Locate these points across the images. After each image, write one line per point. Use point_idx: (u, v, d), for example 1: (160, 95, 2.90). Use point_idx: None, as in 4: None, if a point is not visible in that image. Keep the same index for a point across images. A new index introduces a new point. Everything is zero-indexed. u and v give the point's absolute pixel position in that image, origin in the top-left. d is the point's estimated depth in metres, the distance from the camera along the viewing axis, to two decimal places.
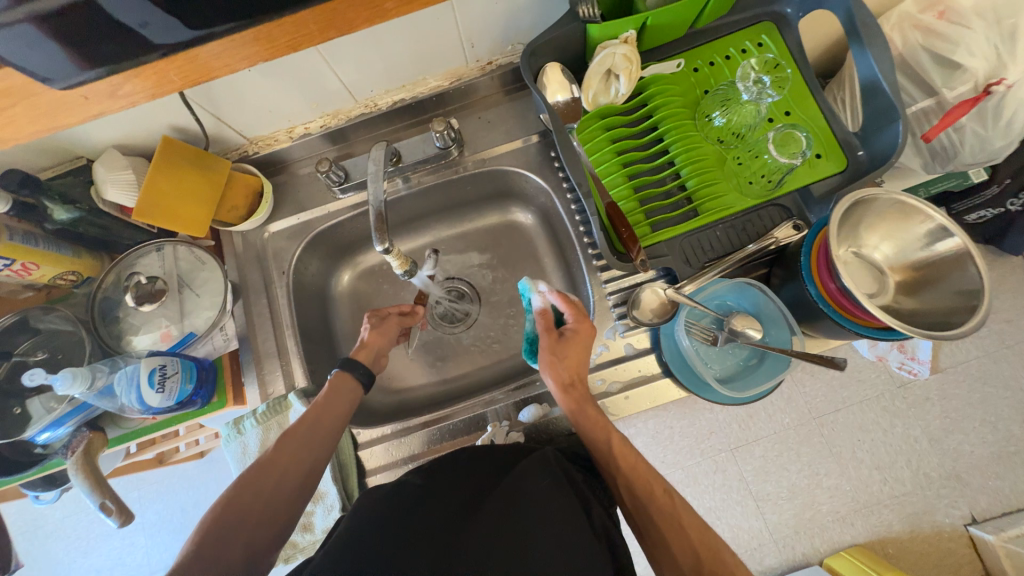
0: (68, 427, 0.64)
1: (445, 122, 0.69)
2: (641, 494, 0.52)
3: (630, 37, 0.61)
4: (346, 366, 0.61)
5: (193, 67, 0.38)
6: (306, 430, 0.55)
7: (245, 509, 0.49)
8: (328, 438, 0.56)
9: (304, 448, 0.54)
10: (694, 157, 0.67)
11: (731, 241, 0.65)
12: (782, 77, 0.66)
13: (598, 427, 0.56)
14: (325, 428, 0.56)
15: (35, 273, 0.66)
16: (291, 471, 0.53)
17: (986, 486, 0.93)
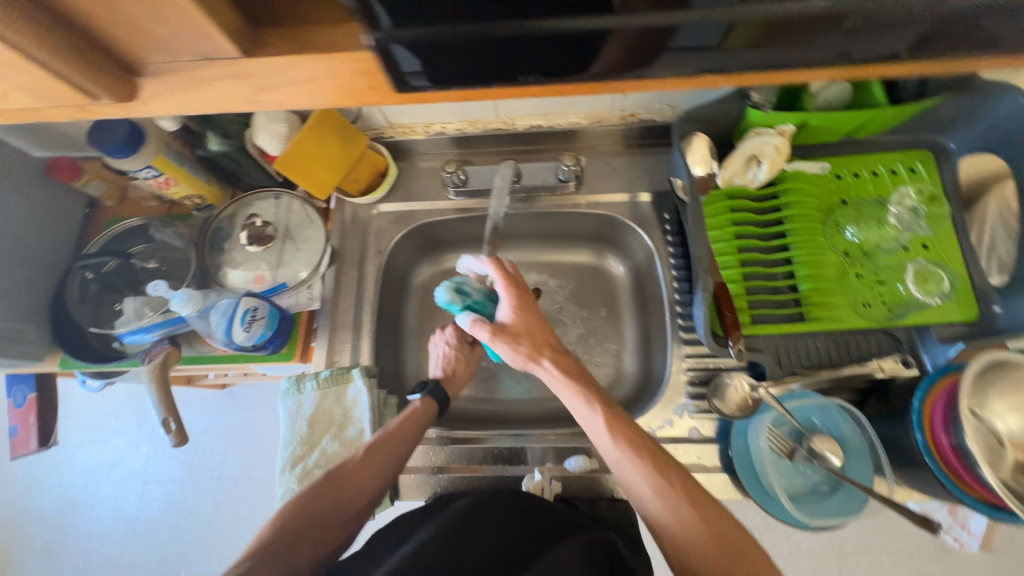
0: (153, 335, 0.68)
1: (575, 158, 0.73)
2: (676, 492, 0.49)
3: (787, 131, 0.61)
4: (430, 391, 0.65)
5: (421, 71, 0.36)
6: (383, 449, 0.59)
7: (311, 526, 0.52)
8: (401, 455, 0.60)
9: (380, 463, 0.58)
10: (816, 262, 0.65)
11: (829, 356, 0.63)
12: (937, 213, 0.64)
13: (625, 427, 0.54)
14: (399, 450, 0.60)
15: (172, 189, 0.72)
16: (362, 490, 0.56)
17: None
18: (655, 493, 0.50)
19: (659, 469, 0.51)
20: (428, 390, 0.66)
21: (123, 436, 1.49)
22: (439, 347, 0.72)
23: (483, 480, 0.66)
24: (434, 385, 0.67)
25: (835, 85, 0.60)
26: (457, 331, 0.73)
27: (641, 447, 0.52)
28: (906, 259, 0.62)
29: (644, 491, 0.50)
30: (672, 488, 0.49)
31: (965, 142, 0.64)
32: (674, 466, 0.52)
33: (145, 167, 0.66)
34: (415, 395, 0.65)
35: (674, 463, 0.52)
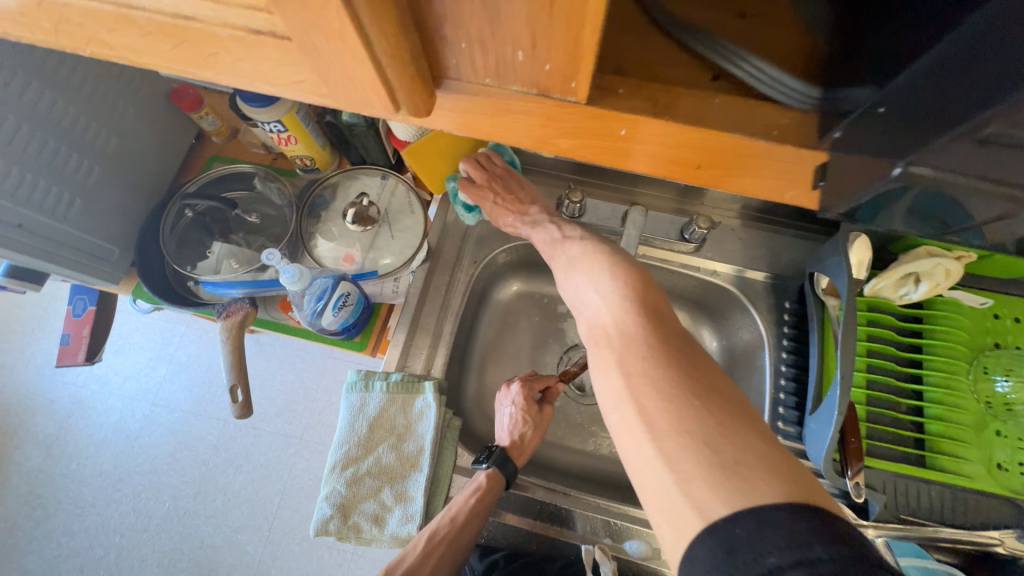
0: (236, 292, 0.65)
1: (710, 222, 0.67)
2: (652, 328, 0.46)
3: (965, 258, 0.56)
4: (498, 464, 0.59)
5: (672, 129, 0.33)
6: (448, 546, 0.55)
7: None
8: (467, 545, 0.57)
9: (445, 558, 0.56)
10: (952, 404, 0.58)
11: (943, 512, 0.56)
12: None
13: (632, 287, 0.50)
14: (464, 545, 0.56)
15: (289, 146, 0.69)
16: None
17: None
18: (627, 323, 0.47)
19: (632, 301, 0.49)
20: (497, 462, 0.60)
21: (145, 352, 1.49)
22: (506, 409, 0.66)
23: (533, 536, 0.61)
24: (501, 456, 0.61)
25: None
26: (521, 389, 0.66)
27: (634, 285, 0.50)
28: None
29: (607, 319, 0.49)
30: (640, 322, 0.47)
31: None
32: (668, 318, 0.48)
33: (273, 121, 0.63)
34: (483, 467, 0.60)
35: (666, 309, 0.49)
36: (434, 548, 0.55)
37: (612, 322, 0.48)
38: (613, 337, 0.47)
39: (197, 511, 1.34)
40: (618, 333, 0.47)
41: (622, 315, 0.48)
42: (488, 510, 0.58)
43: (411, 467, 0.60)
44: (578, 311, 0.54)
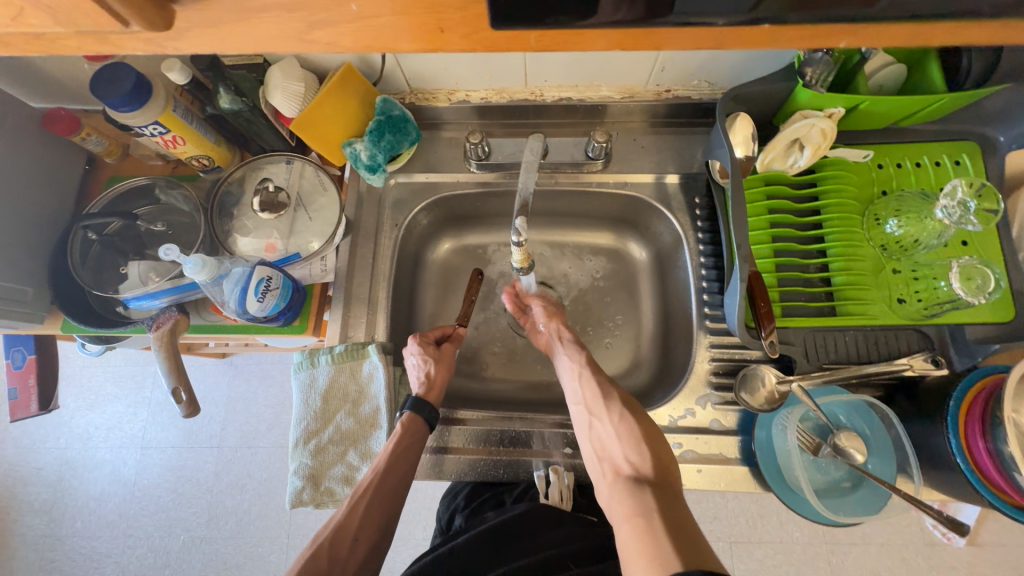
0: (161, 302, 0.65)
1: (607, 135, 0.69)
2: (624, 450, 0.58)
3: (838, 114, 0.57)
4: (413, 409, 0.60)
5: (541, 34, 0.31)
6: (373, 496, 0.57)
7: (330, 548, 0.53)
8: (398, 492, 0.58)
9: (373, 507, 0.56)
10: (852, 256, 0.62)
11: (857, 352, 0.61)
12: (990, 210, 0.57)
13: (643, 428, 0.59)
14: (391, 493, 0.57)
15: (180, 148, 0.67)
16: (365, 530, 0.55)
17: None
18: (611, 436, 0.59)
19: (630, 435, 0.58)
20: (409, 407, 0.61)
21: (120, 401, 1.47)
22: (410, 360, 0.67)
23: (498, 463, 0.65)
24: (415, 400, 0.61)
25: (891, 66, 0.57)
26: (419, 339, 0.67)
27: (648, 432, 0.59)
28: (949, 256, 0.59)
29: (611, 448, 0.58)
30: (647, 456, 0.56)
31: (1016, 135, 0.62)
32: (660, 443, 0.58)
33: (151, 123, 0.61)
34: (399, 414, 0.61)
35: (646, 419, 0.60)
36: (360, 502, 0.56)
37: (602, 436, 0.60)
38: (615, 475, 0.56)
39: (213, 537, 1.36)
40: (625, 473, 0.56)
41: (631, 455, 0.57)
42: (415, 454, 0.59)
43: (371, 427, 0.63)
44: (595, 446, 0.60)
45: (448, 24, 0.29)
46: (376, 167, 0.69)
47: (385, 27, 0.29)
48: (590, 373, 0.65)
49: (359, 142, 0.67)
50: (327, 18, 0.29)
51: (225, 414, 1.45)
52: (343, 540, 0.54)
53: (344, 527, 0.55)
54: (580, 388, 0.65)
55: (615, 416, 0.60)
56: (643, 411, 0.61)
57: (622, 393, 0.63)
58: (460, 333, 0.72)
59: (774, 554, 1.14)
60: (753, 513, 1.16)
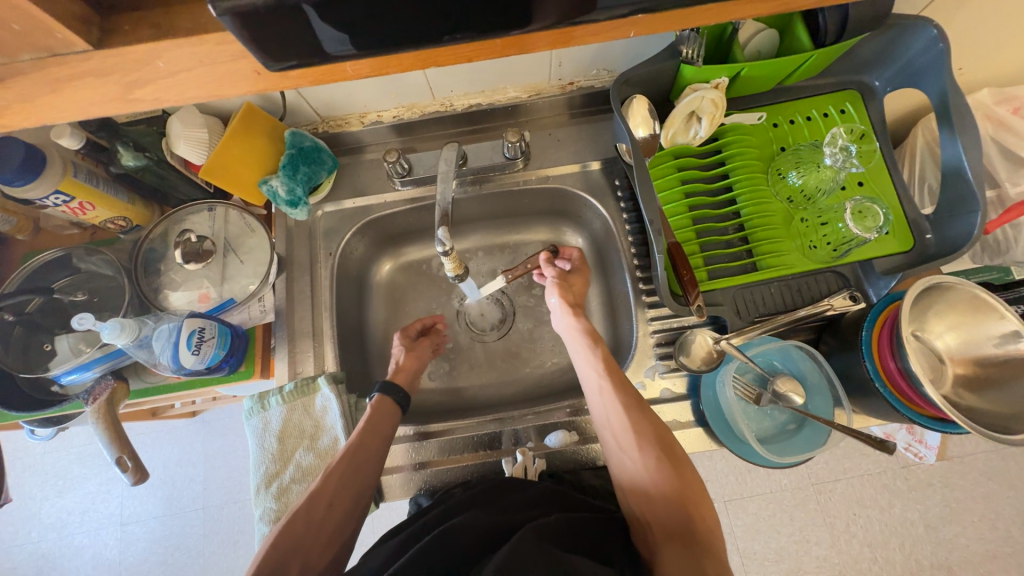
0: (94, 372, 0.64)
1: (519, 134, 0.70)
2: (662, 500, 0.53)
3: (723, 84, 0.61)
4: (385, 389, 0.64)
5: (385, 58, 0.33)
6: (348, 466, 0.57)
7: (308, 508, 0.54)
8: (375, 465, 0.59)
9: (348, 477, 0.57)
10: (763, 211, 0.66)
11: (783, 301, 0.64)
12: (868, 149, 0.66)
13: (679, 468, 0.55)
14: (368, 463, 0.58)
15: (90, 213, 0.65)
16: (341, 499, 0.55)
17: (962, 561, 1.11)
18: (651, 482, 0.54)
19: (666, 483, 0.54)
20: (381, 389, 0.65)
21: (91, 480, 1.40)
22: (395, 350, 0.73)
23: (468, 469, 0.66)
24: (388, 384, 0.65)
25: (762, 32, 0.62)
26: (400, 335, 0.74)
27: (684, 473, 0.55)
28: (846, 198, 0.64)
29: (645, 494, 0.54)
30: (686, 510, 0.52)
31: (888, 78, 0.66)
32: (697, 491, 0.54)
33: (51, 193, 0.60)
34: (370, 396, 0.64)
35: (681, 464, 0.55)
36: (334, 471, 0.57)
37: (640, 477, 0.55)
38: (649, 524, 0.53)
39: None
40: (662, 524, 0.52)
41: (669, 507, 0.53)
42: (387, 429, 0.62)
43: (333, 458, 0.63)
44: (626, 486, 0.57)
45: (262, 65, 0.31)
46: (293, 202, 0.70)
47: (202, 77, 0.30)
48: (626, 407, 0.58)
49: (272, 180, 0.68)
50: (141, 77, 0.30)
51: (203, 472, 1.40)
52: (321, 505, 0.54)
53: (320, 494, 0.55)
54: (608, 420, 0.59)
55: (648, 460, 0.55)
56: (680, 455, 0.56)
57: (656, 429, 0.57)
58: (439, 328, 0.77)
59: (766, 505, 1.18)
60: (741, 470, 1.20)
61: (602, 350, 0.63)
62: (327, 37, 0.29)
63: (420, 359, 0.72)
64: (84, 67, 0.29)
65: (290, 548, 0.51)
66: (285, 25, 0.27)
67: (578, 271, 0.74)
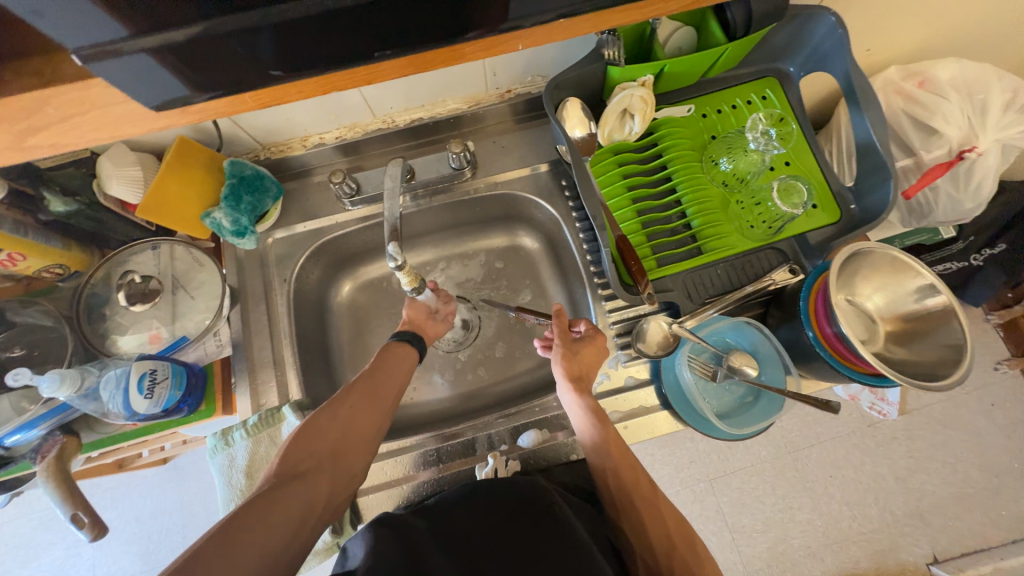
0: (40, 430, 0.60)
1: (463, 144, 0.71)
2: None
3: (648, 81, 0.64)
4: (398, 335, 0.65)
5: (297, 82, 0.33)
6: (369, 380, 0.60)
7: (331, 409, 0.56)
8: (396, 382, 0.62)
9: (368, 390, 0.59)
10: (701, 197, 0.69)
11: (729, 280, 0.67)
12: (787, 131, 0.70)
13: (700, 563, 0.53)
14: (387, 382, 0.61)
15: (21, 264, 0.62)
16: (362, 409, 0.58)
17: (931, 507, 1.18)
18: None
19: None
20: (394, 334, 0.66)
21: (58, 545, 1.31)
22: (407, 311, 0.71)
23: (445, 479, 0.66)
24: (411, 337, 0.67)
25: (680, 30, 0.65)
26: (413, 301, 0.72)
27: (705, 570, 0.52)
28: (774, 178, 0.68)
29: None
30: None
31: (800, 64, 0.71)
32: None
33: None
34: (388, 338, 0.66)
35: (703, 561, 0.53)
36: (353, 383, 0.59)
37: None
38: None
39: None
40: None
41: None
42: (404, 362, 0.64)
43: None
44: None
45: (167, 101, 0.31)
46: (240, 232, 0.69)
47: None
48: (640, 499, 0.57)
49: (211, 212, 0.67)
50: (34, 125, 0.30)
51: (181, 521, 1.33)
52: (342, 409, 0.56)
53: (342, 398, 0.57)
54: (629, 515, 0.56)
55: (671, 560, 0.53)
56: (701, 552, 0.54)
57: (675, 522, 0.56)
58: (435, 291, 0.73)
59: (748, 478, 1.22)
60: (721, 447, 1.23)
61: (614, 434, 0.59)
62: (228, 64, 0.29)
63: (422, 308, 0.71)
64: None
65: (312, 436, 0.54)
66: (183, 56, 0.28)
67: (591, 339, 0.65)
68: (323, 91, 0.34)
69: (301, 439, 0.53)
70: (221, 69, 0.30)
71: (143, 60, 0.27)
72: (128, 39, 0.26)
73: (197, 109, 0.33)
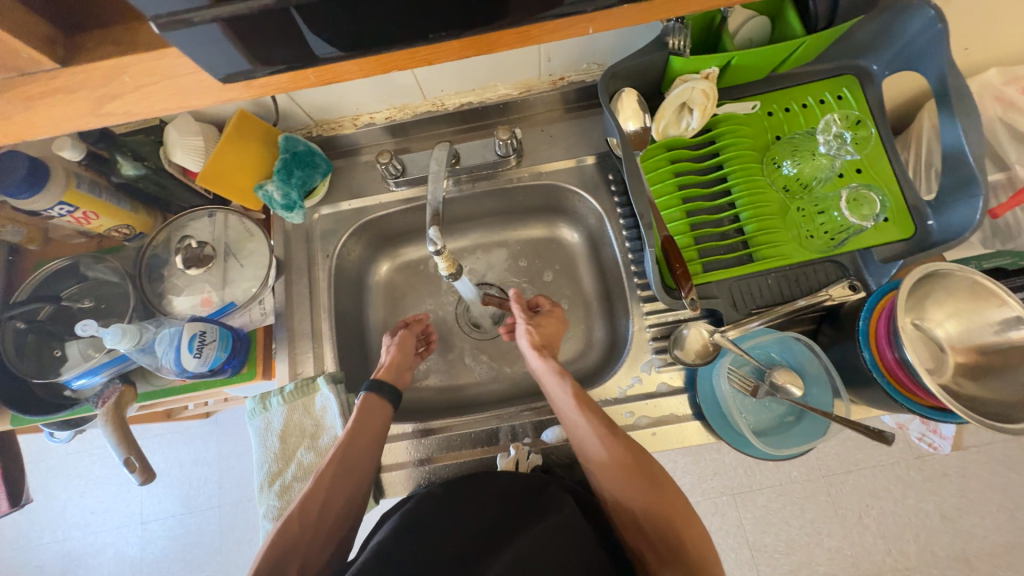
0: (102, 376, 0.65)
1: (510, 131, 0.70)
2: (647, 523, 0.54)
3: (713, 73, 0.60)
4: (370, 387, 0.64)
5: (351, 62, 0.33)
6: (341, 465, 0.58)
7: (303, 514, 0.54)
8: (371, 454, 0.60)
9: (340, 477, 0.57)
10: (758, 202, 0.65)
11: (781, 292, 0.63)
12: (863, 136, 0.64)
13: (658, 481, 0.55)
14: (363, 460, 0.59)
15: (94, 222, 0.67)
16: (333, 504, 0.56)
17: (979, 551, 1.09)
18: (638, 509, 0.54)
19: (649, 503, 0.54)
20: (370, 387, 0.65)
21: (112, 481, 1.44)
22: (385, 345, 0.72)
23: (466, 466, 0.67)
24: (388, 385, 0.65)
25: (752, 20, 0.61)
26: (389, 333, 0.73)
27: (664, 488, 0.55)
28: (842, 186, 0.63)
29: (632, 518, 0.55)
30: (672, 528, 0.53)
31: (886, 62, 0.65)
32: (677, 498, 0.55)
33: (56, 204, 0.61)
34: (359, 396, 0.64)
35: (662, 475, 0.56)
36: (325, 475, 0.57)
37: (626, 504, 0.55)
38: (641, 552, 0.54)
39: None
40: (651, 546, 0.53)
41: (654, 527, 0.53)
42: (378, 422, 0.62)
43: None
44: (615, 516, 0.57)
45: (233, 72, 0.31)
46: (289, 206, 0.71)
47: None
48: (598, 434, 0.57)
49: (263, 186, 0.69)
50: (111, 92, 0.32)
51: (219, 471, 1.43)
52: (314, 511, 0.55)
53: (313, 495, 0.56)
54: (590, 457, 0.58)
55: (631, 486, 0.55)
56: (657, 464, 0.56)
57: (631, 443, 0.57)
58: (422, 318, 0.76)
59: (776, 498, 1.17)
60: (750, 463, 1.18)
61: (571, 383, 0.62)
62: (292, 40, 0.29)
63: (407, 351, 0.72)
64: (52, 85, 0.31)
65: (285, 551, 0.52)
66: (251, 29, 0.28)
67: (552, 311, 0.72)
68: (381, 71, 0.34)
69: (276, 552, 0.52)
70: (289, 44, 0.30)
71: (222, 29, 0.28)
72: (200, 9, 0.26)
73: (258, 83, 0.33)
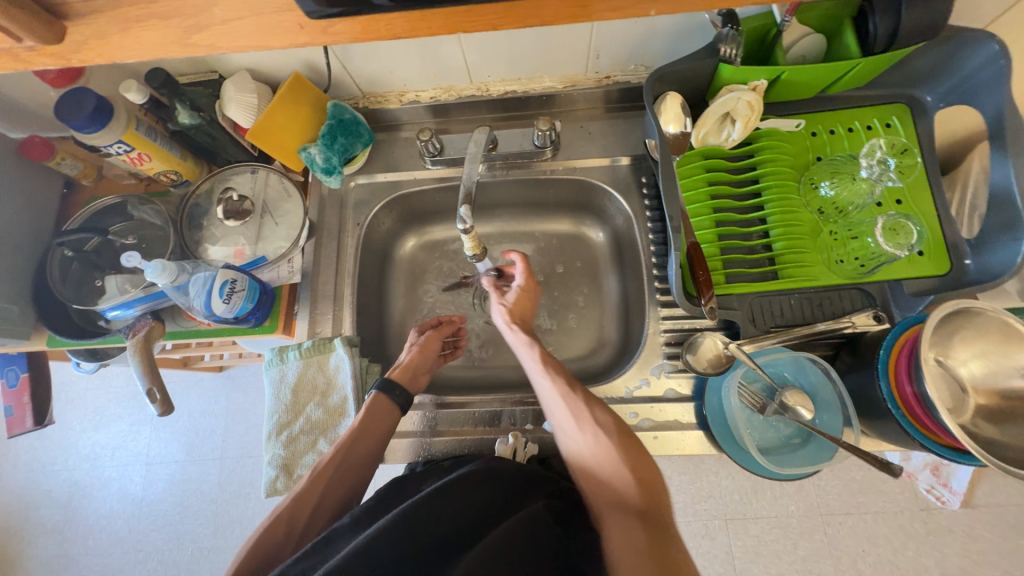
0: (135, 311, 0.69)
1: (550, 123, 0.71)
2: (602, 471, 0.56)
3: (761, 85, 0.60)
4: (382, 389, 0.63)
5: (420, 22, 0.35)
6: (336, 470, 0.59)
7: (285, 521, 0.55)
8: (368, 459, 0.61)
9: (336, 483, 0.59)
10: (790, 220, 0.65)
11: (802, 314, 0.63)
12: (908, 164, 0.63)
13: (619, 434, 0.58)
14: (360, 459, 0.60)
15: (146, 164, 0.70)
16: (325, 506, 0.58)
17: None
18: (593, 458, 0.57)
19: (605, 452, 0.56)
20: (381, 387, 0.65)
21: (125, 420, 1.51)
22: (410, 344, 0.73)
23: (464, 444, 0.68)
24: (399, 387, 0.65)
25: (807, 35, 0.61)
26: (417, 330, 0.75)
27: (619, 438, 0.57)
28: (879, 214, 0.62)
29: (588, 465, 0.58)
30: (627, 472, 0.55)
31: (942, 94, 0.63)
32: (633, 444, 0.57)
33: (115, 142, 0.65)
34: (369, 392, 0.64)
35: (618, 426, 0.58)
36: (321, 479, 0.58)
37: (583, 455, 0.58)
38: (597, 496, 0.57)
39: (219, 546, 1.37)
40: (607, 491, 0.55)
41: (608, 474, 0.56)
42: (387, 424, 0.64)
43: (340, 415, 0.66)
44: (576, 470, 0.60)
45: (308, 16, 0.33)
46: (328, 171, 0.73)
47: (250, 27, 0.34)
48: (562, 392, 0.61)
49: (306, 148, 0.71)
50: (198, 23, 0.34)
51: (224, 426, 1.47)
52: (299, 513, 0.56)
53: (302, 497, 0.57)
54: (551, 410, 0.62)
55: (588, 434, 0.58)
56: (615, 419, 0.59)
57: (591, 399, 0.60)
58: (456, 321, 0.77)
59: (769, 529, 1.15)
60: (747, 490, 1.17)
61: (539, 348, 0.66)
62: None
63: (428, 354, 0.71)
64: (152, 10, 0.34)
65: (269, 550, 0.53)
66: None
67: (526, 290, 0.71)
68: (446, 29, 0.35)
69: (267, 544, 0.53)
70: None
71: None
72: None
73: (331, 29, 0.35)
